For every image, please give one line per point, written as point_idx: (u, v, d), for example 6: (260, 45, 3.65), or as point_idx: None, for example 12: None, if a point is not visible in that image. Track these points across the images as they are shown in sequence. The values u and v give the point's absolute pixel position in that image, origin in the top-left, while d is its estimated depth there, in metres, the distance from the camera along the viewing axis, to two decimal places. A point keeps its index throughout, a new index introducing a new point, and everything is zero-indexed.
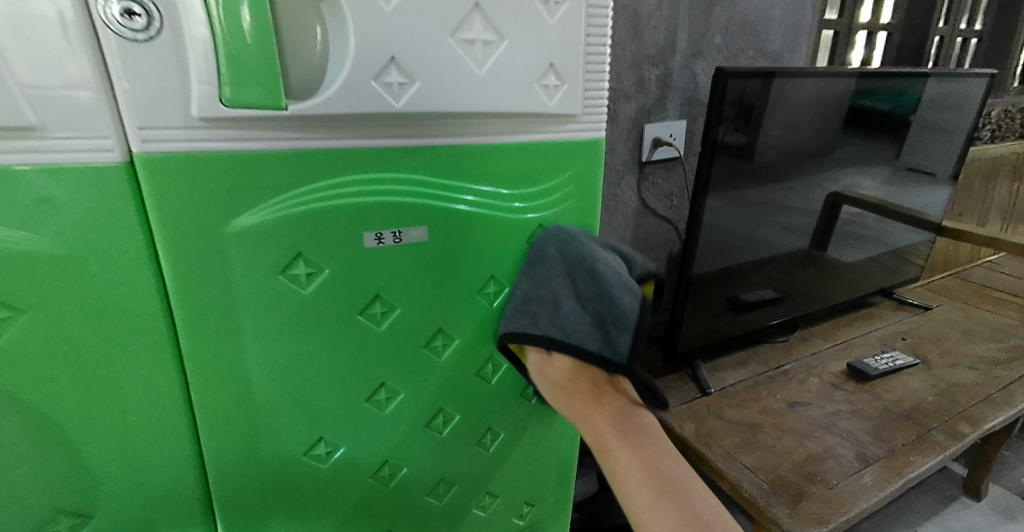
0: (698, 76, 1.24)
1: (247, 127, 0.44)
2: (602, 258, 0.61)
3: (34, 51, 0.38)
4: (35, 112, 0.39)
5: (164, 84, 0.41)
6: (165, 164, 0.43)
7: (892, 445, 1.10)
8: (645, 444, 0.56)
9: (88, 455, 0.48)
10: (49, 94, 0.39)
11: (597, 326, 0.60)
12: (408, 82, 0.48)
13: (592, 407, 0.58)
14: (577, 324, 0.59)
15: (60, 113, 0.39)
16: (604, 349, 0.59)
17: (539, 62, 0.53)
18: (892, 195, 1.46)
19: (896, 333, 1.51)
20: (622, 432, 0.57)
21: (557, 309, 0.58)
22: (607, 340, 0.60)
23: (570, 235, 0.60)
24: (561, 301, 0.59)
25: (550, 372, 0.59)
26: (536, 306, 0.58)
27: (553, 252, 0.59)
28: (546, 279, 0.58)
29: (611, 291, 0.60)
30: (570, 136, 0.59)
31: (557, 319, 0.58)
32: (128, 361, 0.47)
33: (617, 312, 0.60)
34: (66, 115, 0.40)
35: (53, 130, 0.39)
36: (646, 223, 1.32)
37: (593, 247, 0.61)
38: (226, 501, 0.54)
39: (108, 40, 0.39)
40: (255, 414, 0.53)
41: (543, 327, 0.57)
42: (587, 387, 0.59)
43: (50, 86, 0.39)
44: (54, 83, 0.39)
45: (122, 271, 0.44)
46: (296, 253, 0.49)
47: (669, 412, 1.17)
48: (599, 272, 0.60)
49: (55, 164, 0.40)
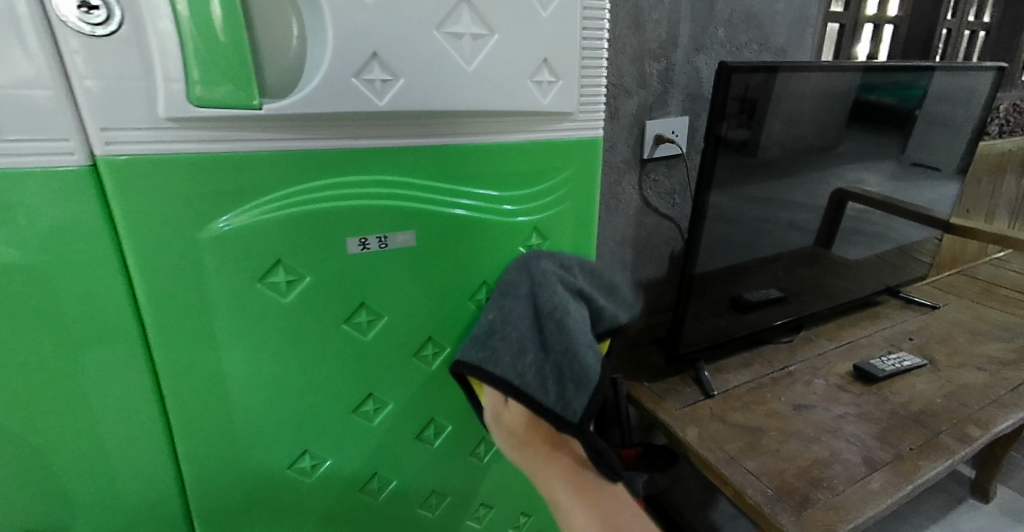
0: (700, 71, 1.21)
1: (218, 126, 0.41)
2: (573, 312, 0.56)
3: None
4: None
5: (129, 82, 0.38)
6: (132, 166, 0.40)
7: (900, 449, 1.07)
8: (600, 499, 0.57)
9: (59, 473, 0.45)
10: (2, 93, 0.36)
11: (553, 378, 0.55)
12: (392, 79, 0.45)
13: (548, 461, 0.58)
14: (530, 372, 0.54)
15: (15, 114, 0.37)
16: (557, 404, 0.55)
17: (532, 56, 0.50)
18: (899, 192, 1.43)
19: (903, 333, 1.48)
20: (575, 485, 0.58)
21: (520, 353, 0.54)
22: (563, 397, 0.55)
23: (545, 280, 0.56)
24: (526, 345, 0.55)
25: (504, 419, 0.56)
26: (502, 347, 0.54)
27: (524, 289, 0.56)
28: (512, 319, 0.55)
29: (575, 348, 0.55)
30: (564, 134, 0.56)
31: (515, 362, 0.54)
32: (98, 374, 0.44)
33: (579, 371, 0.55)
34: (22, 116, 0.37)
35: (7, 131, 0.37)
36: (648, 221, 1.29)
37: (564, 298, 0.56)
38: (205, 519, 0.51)
39: (66, 35, 0.36)
40: (235, 428, 0.50)
41: (497, 366, 0.53)
42: (541, 438, 0.58)
43: (3, 85, 0.36)
44: (7, 81, 0.36)
45: (90, 279, 0.41)
46: (274, 260, 0.46)
47: (671, 416, 1.14)
48: (566, 324, 0.55)
49: (11, 168, 0.38)
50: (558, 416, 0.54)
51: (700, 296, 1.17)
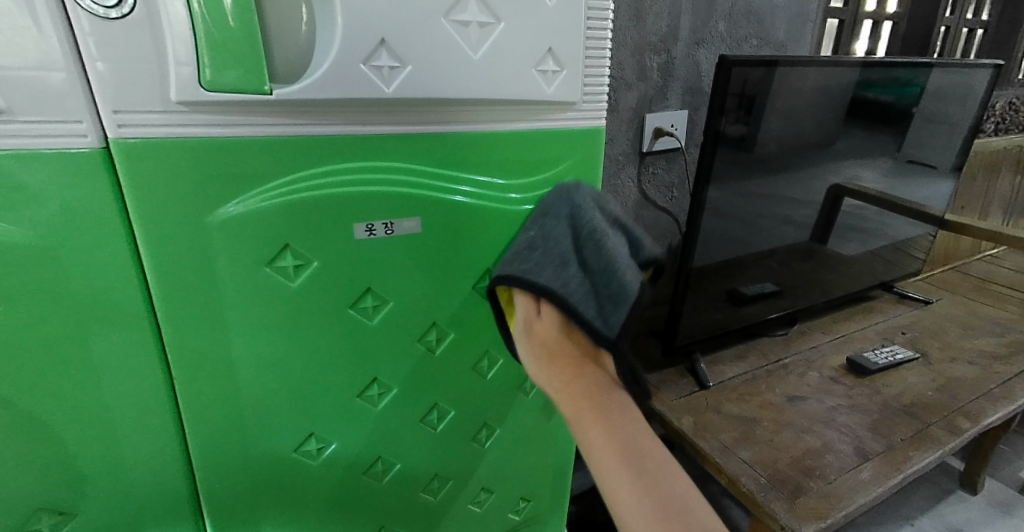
0: (700, 65, 1.21)
1: (229, 111, 0.42)
2: (610, 238, 0.58)
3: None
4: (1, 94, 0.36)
5: (140, 64, 0.39)
6: (142, 150, 0.40)
7: (891, 440, 1.09)
8: (622, 426, 0.51)
9: (69, 453, 0.45)
10: (13, 75, 0.36)
11: (593, 296, 0.57)
12: (399, 66, 0.45)
13: (571, 381, 0.54)
14: (573, 289, 0.56)
15: (28, 95, 0.37)
16: (596, 320, 0.56)
17: (537, 46, 0.51)
18: (894, 188, 1.44)
19: (896, 328, 1.50)
20: (596, 407, 0.52)
21: (562, 267, 0.56)
22: (601, 313, 0.57)
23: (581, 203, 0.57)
24: (566, 262, 0.56)
25: (535, 332, 0.56)
26: (546, 261, 0.55)
27: (565, 212, 0.56)
28: (556, 236, 0.56)
29: (612, 272, 0.57)
30: (568, 124, 0.57)
31: (558, 276, 0.55)
32: (109, 357, 0.44)
33: (615, 293, 0.57)
34: (35, 98, 0.37)
35: (22, 113, 0.37)
36: (646, 214, 1.30)
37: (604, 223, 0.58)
38: (214, 500, 0.52)
39: (79, 17, 0.36)
40: (243, 411, 0.51)
41: (542, 278, 0.54)
42: (568, 359, 0.55)
43: (17, 67, 0.36)
44: (22, 63, 0.36)
45: (102, 261, 0.42)
46: (283, 245, 0.47)
47: (667, 406, 1.16)
48: (605, 249, 0.57)
49: (25, 150, 0.38)
50: (596, 327, 0.56)
51: (697, 288, 1.18)
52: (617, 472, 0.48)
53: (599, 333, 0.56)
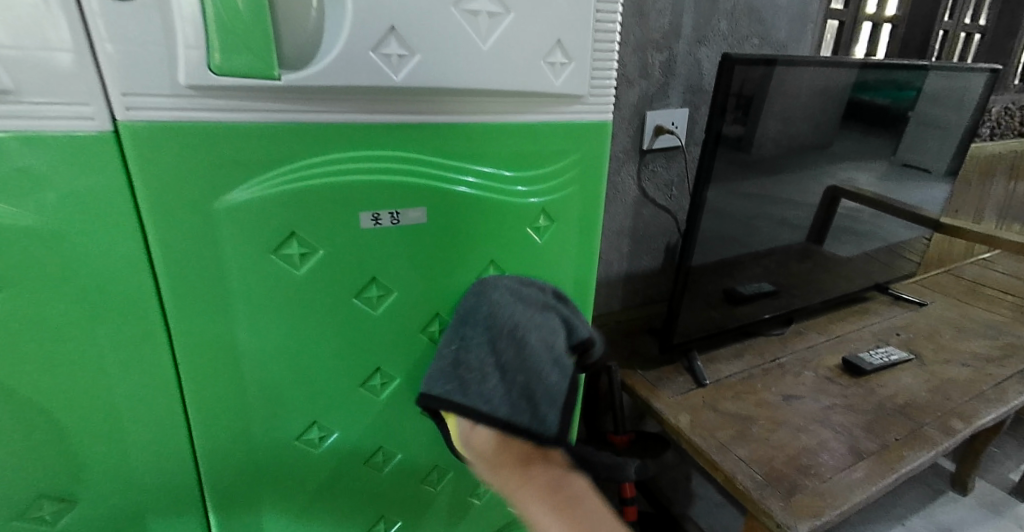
0: (702, 64, 1.21)
1: (237, 95, 0.41)
2: (534, 330, 0.53)
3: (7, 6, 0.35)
4: (9, 74, 0.36)
5: (148, 47, 0.38)
6: (150, 133, 0.40)
7: (885, 439, 1.10)
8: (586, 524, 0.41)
9: (70, 440, 0.45)
10: (23, 56, 0.36)
11: (523, 400, 0.50)
12: (408, 55, 0.45)
13: (524, 483, 0.44)
14: (500, 396, 0.49)
15: (36, 76, 0.36)
16: (532, 424, 0.49)
17: (546, 38, 0.51)
18: (891, 190, 1.45)
19: (891, 329, 1.51)
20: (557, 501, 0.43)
21: (485, 380, 0.50)
22: (537, 415, 0.49)
23: (498, 300, 0.54)
24: (489, 364, 0.51)
25: (473, 443, 0.49)
26: (464, 375, 0.50)
27: (484, 312, 0.54)
28: (477, 348, 0.52)
29: (539, 363, 0.51)
30: (575, 117, 0.57)
31: (480, 390, 0.49)
32: (113, 342, 0.44)
33: (545, 390, 0.51)
34: (43, 80, 0.37)
35: (30, 94, 0.37)
36: (645, 212, 1.31)
37: (525, 316, 0.54)
38: (216, 487, 0.52)
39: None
40: (246, 399, 0.50)
41: (467, 397, 0.49)
42: (520, 457, 0.47)
43: (26, 47, 0.36)
44: (31, 44, 0.36)
45: (107, 246, 0.41)
46: (289, 232, 0.46)
47: (664, 403, 1.16)
48: (527, 340, 0.52)
49: (31, 131, 0.37)
50: (535, 433, 0.48)
51: (695, 287, 1.18)
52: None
53: (541, 438, 0.48)
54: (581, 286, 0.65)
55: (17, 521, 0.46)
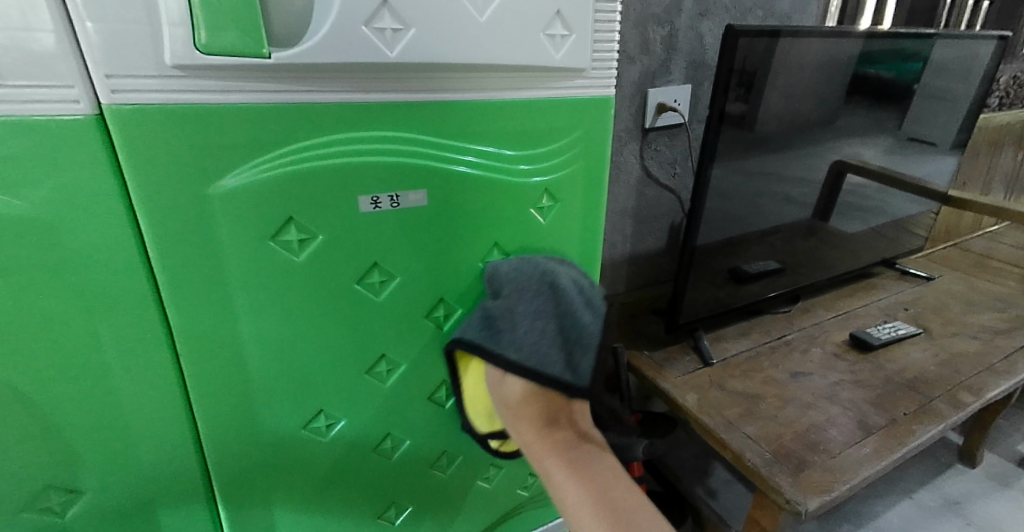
0: (704, 37, 1.18)
1: (228, 76, 0.39)
2: (563, 276, 0.55)
3: None
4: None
5: (131, 25, 0.36)
6: (137, 117, 0.38)
7: (894, 414, 1.09)
8: (594, 474, 0.52)
9: (74, 433, 0.45)
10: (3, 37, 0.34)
11: (557, 345, 0.56)
12: (402, 29, 0.43)
13: (543, 439, 0.54)
14: (538, 346, 0.54)
15: (17, 58, 0.35)
16: (563, 370, 0.55)
17: (545, 9, 0.49)
18: (898, 163, 1.43)
19: (898, 304, 1.50)
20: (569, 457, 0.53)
21: (518, 330, 0.54)
22: (568, 358, 0.56)
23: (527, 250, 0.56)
24: (523, 315, 0.54)
25: (504, 392, 0.55)
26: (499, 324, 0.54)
27: (507, 268, 0.54)
28: (511, 301, 0.54)
29: (571, 311, 0.56)
30: (577, 92, 0.55)
31: (515, 340, 0.54)
32: (112, 334, 0.43)
33: (576, 334, 0.56)
34: (24, 62, 0.35)
35: (11, 78, 0.35)
36: (649, 192, 1.29)
37: (553, 262, 0.56)
38: (225, 477, 0.52)
39: None
40: (250, 389, 0.50)
41: (502, 348, 0.54)
42: (541, 415, 0.55)
43: (7, 29, 0.34)
44: (11, 25, 0.34)
45: (102, 237, 0.40)
46: (287, 218, 0.45)
47: (670, 383, 1.15)
48: (562, 290, 0.55)
49: (15, 117, 0.36)
50: (567, 379, 0.55)
51: (700, 266, 1.17)
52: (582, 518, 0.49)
53: (572, 380, 0.56)
54: (586, 267, 0.64)
55: (25, 512, 0.45)
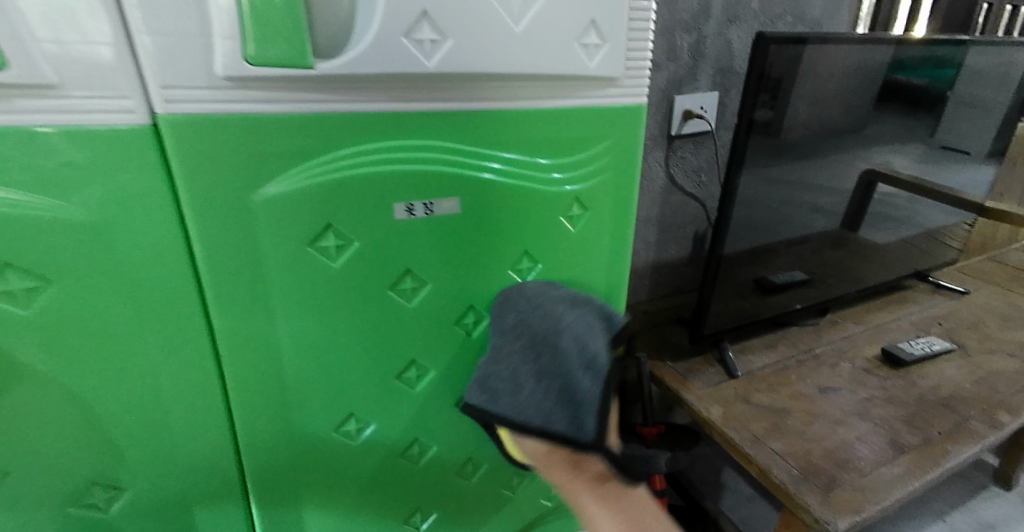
0: (732, 44, 1.17)
1: (274, 86, 0.40)
2: (565, 326, 0.51)
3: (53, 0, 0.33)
4: (53, 69, 0.35)
5: (184, 37, 0.37)
6: (189, 126, 0.39)
7: (927, 433, 1.06)
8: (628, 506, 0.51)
9: (117, 432, 0.46)
10: (65, 50, 0.35)
11: (562, 404, 0.50)
12: (441, 39, 0.43)
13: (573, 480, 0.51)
14: (537, 403, 0.49)
15: (80, 70, 0.36)
16: (570, 427, 0.49)
17: (580, 19, 0.49)
18: (932, 173, 1.39)
19: (931, 318, 1.45)
20: (600, 495, 0.51)
21: (516, 387, 0.50)
22: (575, 418, 0.49)
23: (533, 303, 0.53)
24: (525, 372, 0.51)
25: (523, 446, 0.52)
26: (500, 383, 0.50)
27: (512, 320, 0.53)
28: (511, 357, 0.51)
29: (572, 366, 0.50)
30: (610, 101, 0.55)
31: (516, 399, 0.50)
32: (157, 336, 0.44)
33: (583, 391, 0.50)
34: (86, 74, 0.36)
35: (73, 88, 0.36)
36: (673, 200, 1.27)
37: (557, 317, 0.52)
38: (257, 478, 0.52)
39: None
40: (285, 391, 0.50)
41: (500, 407, 0.50)
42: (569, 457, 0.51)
43: (68, 41, 0.35)
44: (72, 37, 0.35)
45: (151, 241, 0.41)
46: (325, 225, 0.45)
47: (695, 395, 1.13)
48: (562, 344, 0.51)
49: (77, 127, 0.37)
50: (570, 438, 0.48)
51: (726, 276, 1.15)
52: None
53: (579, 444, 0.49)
54: (614, 276, 0.64)
55: (72, 507, 0.47)
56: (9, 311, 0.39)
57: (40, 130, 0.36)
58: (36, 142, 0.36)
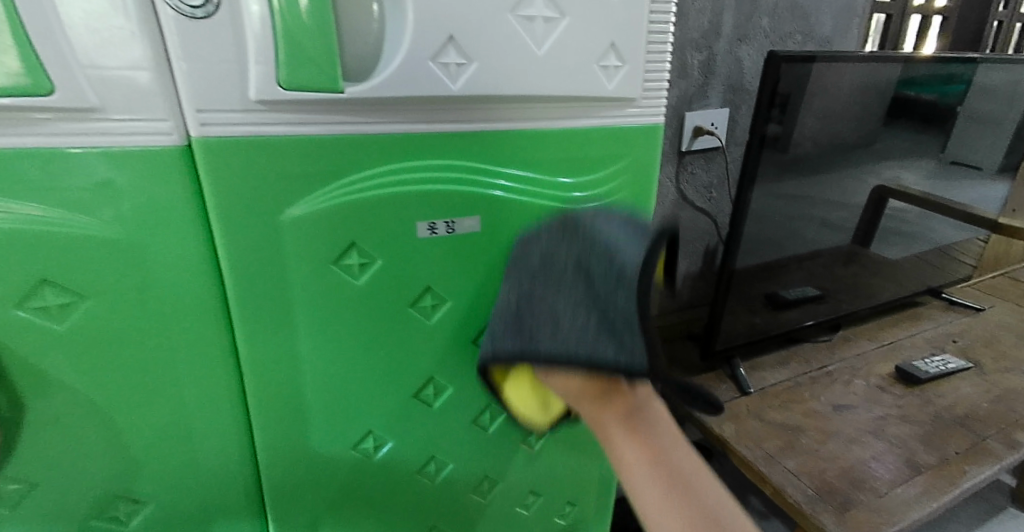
0: (742, 61, 1.18)
1: (305, 109, 0.41)
2: (599, 246, 0.46)
3: (97, 28, 0.34)
4: (96, 93, 0.36)
5: (220, 63, 0.38)
6: (222, 148, 0.40)
7: (944, 453, 1.04)
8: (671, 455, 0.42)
9: (141, 446, 0.46)
10: (109, 75, 0.36)
11: (607, 331, 0.44)
12: (466, 63, 0.44)
13: (607, 413, 0.44)
14: (579, 333, 0.44)
15: (121, 94, 0.36)
16: (621, 357, 0.44)
17: (600, 41, 0.50)
18: (944, 190, 1.39)
19: (946, 335, 1.44)
20: (639, 435, 0.42)
21: (555, 320, 0.45)
22: (624, 344, 0.44)
23: (560, 235, 0.48)
24: (567, 300, 0.46)
25: (555, 385, 0.46)
26: (541, 317, 0.46)
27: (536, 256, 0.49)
28: (545, 290, 0.47)
29: (613, 286, 0.45)
30: (628, 121, 0.56)
31: (553, 331, 0.45)
32: (183, 354, 0.45)
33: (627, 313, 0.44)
34: (126, 97, 0.37)
35: (113, 111, 0.37)
36: (684, 215, 1.28)
37: (591, 236, 0.47)
38: (276, 494, 0.52)
39: (167, 16, 0.35)
40: (306, 408, 0.51)
41: (539, 344, 0.45)
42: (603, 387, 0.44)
43: (111, 67, 0.36)
44: (115, 63, 0.36)
45: (182, 259, 0.42)
46: (349, 243, 0.46)
47: (707, 412, 1.13)
48: (598, 264, 0.46)
49: (114, 148, 0.37)
50: (621, 365, 0.43)
51: (738, 292, 1.15)
52: (657, 506, 0.40)
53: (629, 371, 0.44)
54: None
55: (95, 520, 0.47)
56: (43, 325, 0.40)
57: (74, 152, 0.37)
58: (75, 163, 0.37)
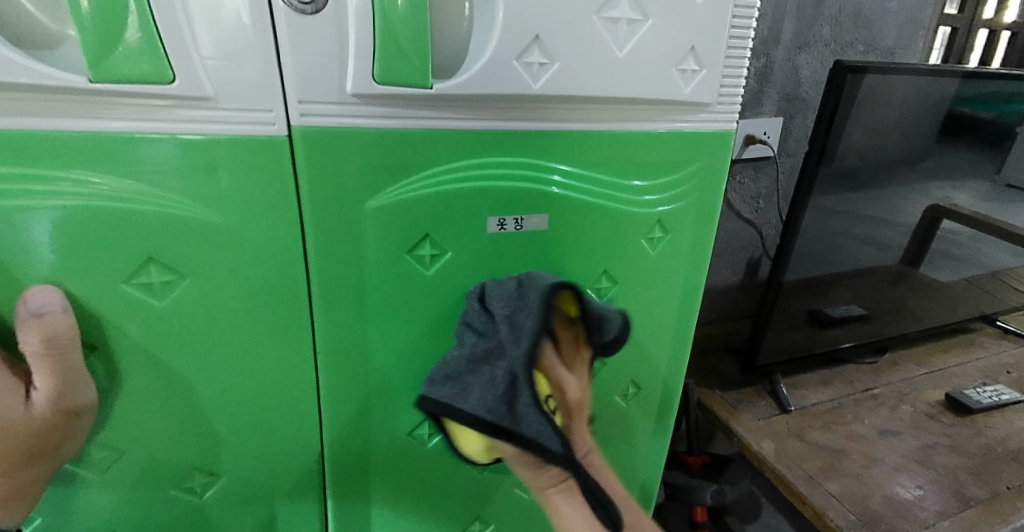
0: (800, 70, 1.15)
1: (395, 103, 0.41)
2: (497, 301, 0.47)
3: (216, 20, 0.36)
4: (211, 83, 0.37)
5: (319, 58, 0.38)
6: (320, 138, 0.40)
7: (996, 488, 1.00)
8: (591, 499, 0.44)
9: (217, 421, 0.47)
10: (222, 65, 0.37)
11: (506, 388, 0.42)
12: (549, 63, 0.44)
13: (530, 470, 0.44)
14: (482, 390, 0.42)
15: (234, 85, 0.37)
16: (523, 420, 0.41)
17: (680, 45, 0.49)
18: (1006, 213, 1.33)
19: (999, 365, 1.37)
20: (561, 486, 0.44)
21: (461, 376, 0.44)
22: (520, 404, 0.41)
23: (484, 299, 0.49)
24: (496, 363, 0.44)
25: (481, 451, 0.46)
26: (471, 383, 0.43)
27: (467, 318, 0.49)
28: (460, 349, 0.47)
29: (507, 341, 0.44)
30: (703, 126, 0.55)
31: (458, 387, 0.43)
32: (263, 334, 0.46)
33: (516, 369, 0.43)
34: (238, 88, 0.38)
35: (226, 101, 0.38)
36: (729, 224, 1.25)
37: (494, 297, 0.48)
38: (334, 474, 0.53)
39: (280, 10, 0.36)
40: (370, 393, 0.51)
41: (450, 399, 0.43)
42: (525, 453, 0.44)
43: (228, 58, 0.37)
44: (231, 54, 0.37)
45: (272, 244, 0.43)
46: (423, 234, 0.47)
47: (745, 427, 1.10)
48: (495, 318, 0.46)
49: (222, 135, 0.39)
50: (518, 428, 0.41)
51: (783, 307, 1.12)
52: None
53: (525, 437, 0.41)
54: (688, 300, 0.63)
55: (173, 490, 0.49)
56: (144, 300, 0.41)
57: (149, 137, 0.37)
58: (188, 149, 0.38)
